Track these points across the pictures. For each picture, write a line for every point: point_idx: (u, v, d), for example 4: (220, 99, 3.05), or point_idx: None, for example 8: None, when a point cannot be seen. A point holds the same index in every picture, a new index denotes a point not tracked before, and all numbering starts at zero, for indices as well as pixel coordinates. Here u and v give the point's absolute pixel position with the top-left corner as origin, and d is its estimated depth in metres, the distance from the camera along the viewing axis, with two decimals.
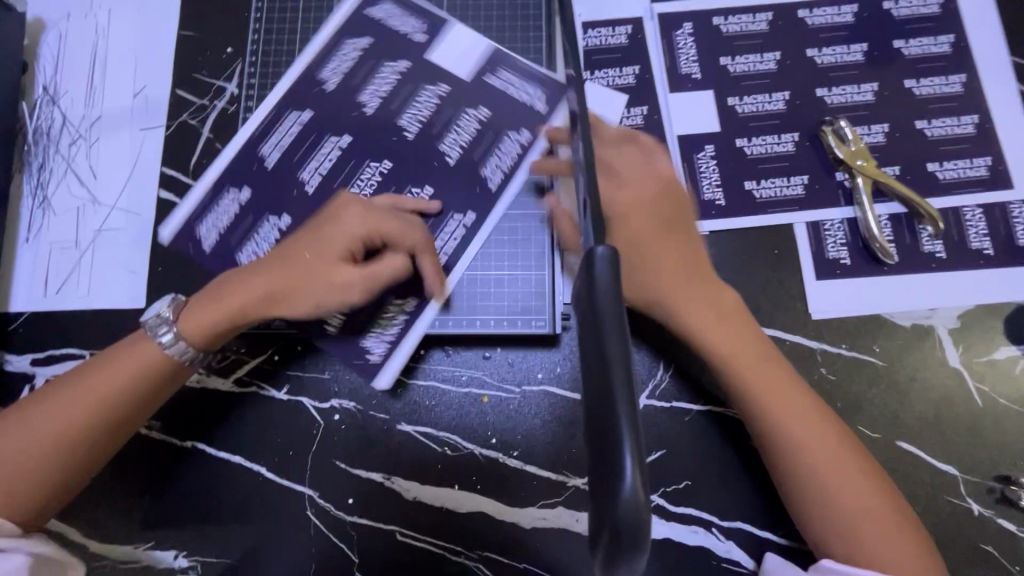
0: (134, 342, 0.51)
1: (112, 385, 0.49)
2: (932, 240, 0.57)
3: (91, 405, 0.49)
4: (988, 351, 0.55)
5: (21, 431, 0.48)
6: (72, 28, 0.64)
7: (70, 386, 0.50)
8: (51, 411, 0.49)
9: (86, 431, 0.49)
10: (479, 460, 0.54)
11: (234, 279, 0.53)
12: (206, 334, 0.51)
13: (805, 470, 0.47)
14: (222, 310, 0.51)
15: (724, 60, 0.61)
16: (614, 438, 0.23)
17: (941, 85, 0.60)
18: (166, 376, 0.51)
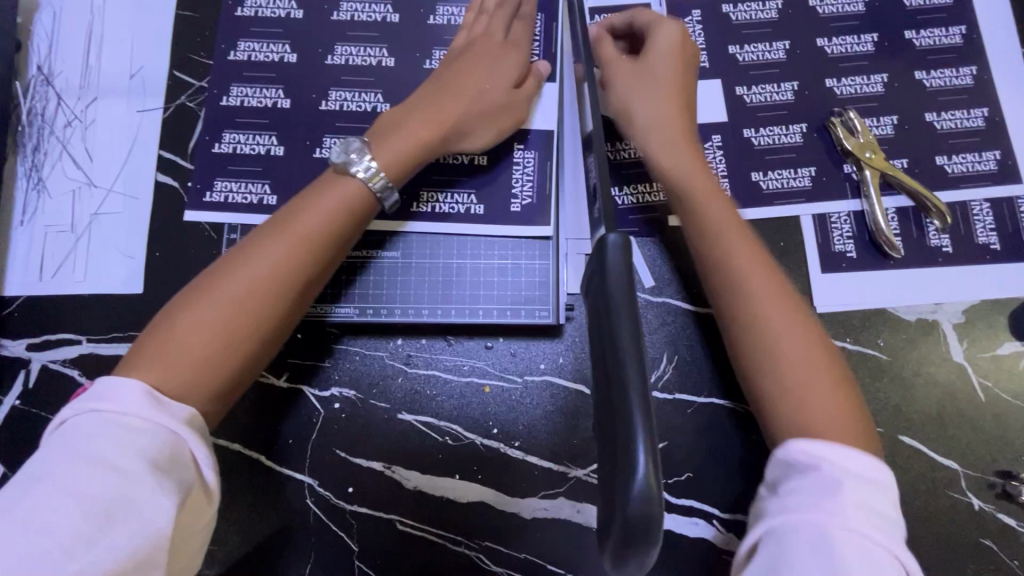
0: (276, 230, 0.46)
1: (292, 247, 0.45)
2: (939, 234, 0.57)
3: (282, 273, 0.44)
4: (992, 347, 0.55)
5: (197, 332, 0.42)
6: (66, 5, 0.62)
7: (234, 261, 0.45)
8: (228, 282, 0.43)
9: (277, 304, 0.44)
10: (480, 450, 0.54)
11: (412, 109, 0.52)
12: (409, 149, 0.50)
13: (745, 297, 0.44)
14: (418, 137, 0.51)
15: (733, 48, 0.60)
16: (626, 429, 0.23)
17: (952, 77, 0.60)
18: (357, 222, 0.49)
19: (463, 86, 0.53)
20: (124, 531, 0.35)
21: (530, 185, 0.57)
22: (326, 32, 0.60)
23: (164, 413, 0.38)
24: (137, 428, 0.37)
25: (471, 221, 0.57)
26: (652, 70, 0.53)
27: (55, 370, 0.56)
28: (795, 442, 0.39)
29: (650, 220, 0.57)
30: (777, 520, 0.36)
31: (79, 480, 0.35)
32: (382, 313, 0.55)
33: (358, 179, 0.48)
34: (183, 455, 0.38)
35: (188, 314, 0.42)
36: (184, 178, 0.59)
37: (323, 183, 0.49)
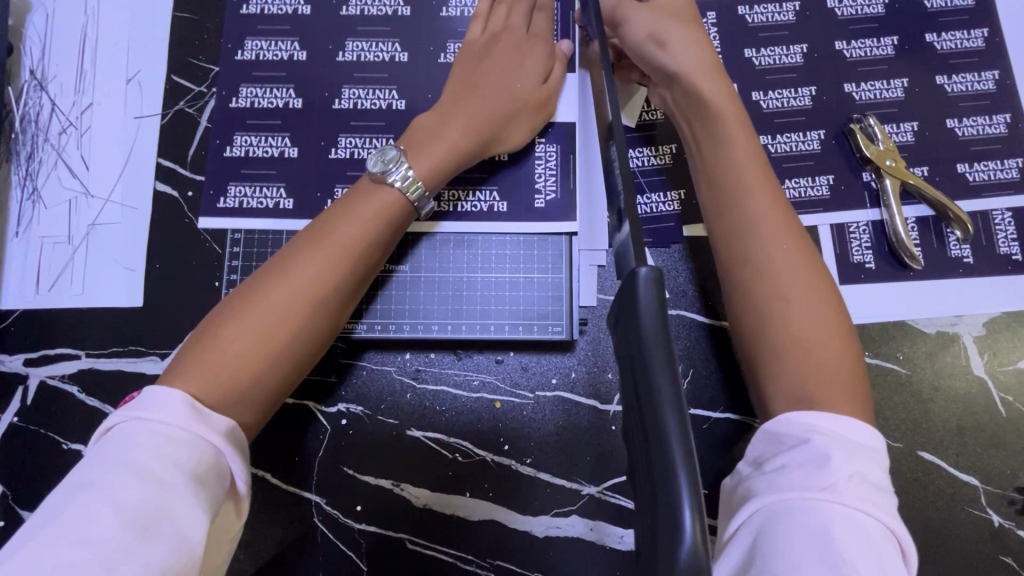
0: (311, 240, 0.45)
1: (332, 258, 0.45)
2: (960, 245, 0.55)
3: (323, 284, 0.44)
4: (1014, 360, 0.54)
5: (239, 346, 0.41)
6: (58, 6, 0.60)
7: (275, 271, 0.44)
8: (269, 293, 0.43)
9: (318, 315, 0.44)
10: (491, 467, 0.53)
11: (445, 116, 0.51)
12: (443, 150, 0.49)
13: (772, 291, 0.43)
14: (455, 144, 0.50)
15: (749, 52, 0.59)
16: (668, 478, 0.23)
17: (974, 82, 0.58)
18: (396, 232, 0.48)
19: (497, 89, 0.52)
20: (160, 543, 0.33)
21: (554, 180, 0.56)
22: (332, 31, 0.58)
23: (205, 425, 0.38)
24: (180, 439, 0.36)
25: (495, 219, 0.55)
26: (675, 22, 0.50)
27: (54, 387, 0.54)
28: (790, 416, 0.39)
29: (664, 230, 0.56)
30: (763, 496, 0.37)
31: (118, 489, 0.33)
32: (389, 326, 0.54)
33: (395, 189, 0.47)
34: (220, 467, 0.37)
35: (230, 324, 0.42)
36: (183, 187, 0.57)
37: (361, 192, 0.48)
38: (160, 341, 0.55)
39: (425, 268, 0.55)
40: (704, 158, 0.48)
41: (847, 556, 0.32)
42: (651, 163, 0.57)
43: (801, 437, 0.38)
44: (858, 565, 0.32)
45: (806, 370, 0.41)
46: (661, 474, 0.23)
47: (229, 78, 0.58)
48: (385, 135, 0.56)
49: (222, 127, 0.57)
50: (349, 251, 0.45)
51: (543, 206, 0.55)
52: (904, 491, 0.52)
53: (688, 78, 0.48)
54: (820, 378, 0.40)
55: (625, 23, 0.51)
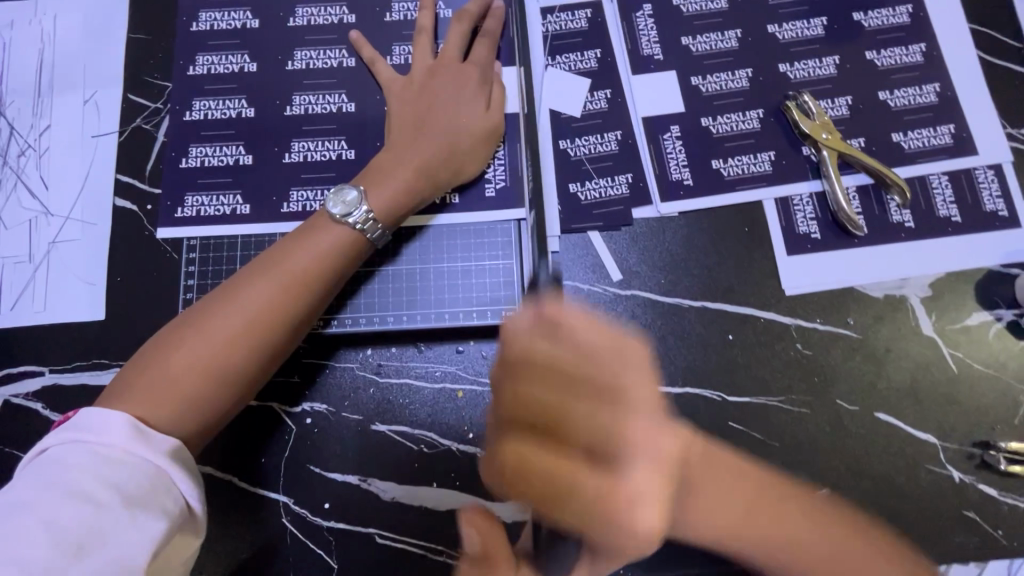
0: (260, 270, 0.48)
1: (279, 289, 0.47)
2: (900, 210, 0.57)
3: (268, 313, 0.47)
4: (961, 318, 0.55)
5: (187, 369, 0.44)
6: (16, 36, 0.61)
7: (222, 298, 0.47)
8: (218, 320, 0.46)
9: (263, 342, 0.47)
10: (457, 456, 0.53)
11: (399, 157, 0.53)
12: (401, 197, 0.52)
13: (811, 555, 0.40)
14: (412, 186, 0.53)
15: (685, 40, 0.61)
16: None
17: (902, 55, 0.60)
18: (346, 266, 0.51)
19: (446, 123, 0.55)
20: (96, 564, 0.35)
21: (503, 169, 0.57)
22: (281, 41, 0.60)
23: (148, 448, 0.40)
24: (120, 462, 0.38)
25: (448, 211, 0.57)
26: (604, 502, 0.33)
27: (18, 404, 0.54)
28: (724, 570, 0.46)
29: (613, 214, 0.57)
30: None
31: (52, 508, 0.36)
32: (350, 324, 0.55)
33: (350, 226, 0.50)
34: (164, 486, 0.39)
35: (181, 350, 0.45)
36: (141, 201, 0.58)
37: (313, 227, 0.51)
38: (123, 352, 0.55)
39: (380, 266, 0.56)
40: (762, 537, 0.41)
41: None
42: (598, 149, 0.58)
43: None
44: None
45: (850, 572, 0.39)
46: None
47: (183, 92, 0.59)
48: (336, 137, 0.58)
49: (178, 140, 0.59)
50: (293, 283, 0.48)
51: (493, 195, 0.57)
52: (865, 455, 0.53)
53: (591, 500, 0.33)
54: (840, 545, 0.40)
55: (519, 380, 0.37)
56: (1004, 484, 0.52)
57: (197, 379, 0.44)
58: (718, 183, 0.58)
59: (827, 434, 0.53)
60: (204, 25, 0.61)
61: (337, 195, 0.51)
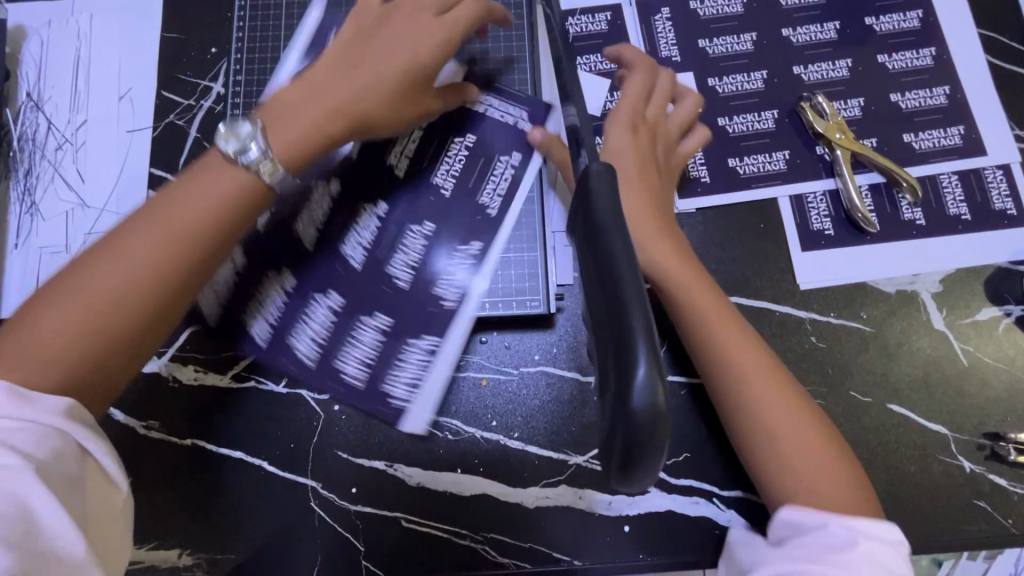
0: (144, 219, 0.42)
1: (161, 240, 0.42)
2: (912, 208, 0.59)
3: (152, 270, 0.41)
4: (971, 313, 0.57)
5: (56, 331, 0.39)
6: (53, 34, 0.63)
7: (98, 250, 0.42)
8: (94, 276, 0.40)
9: (139, 302, 0.41)
10: (481, 443, 0.55)
11: (313, 93, 0.48)
12: (303, 144, 0.46)
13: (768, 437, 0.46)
14: (321, 129, 0.47)
15: (702, 42, 0.63)
16: (628, 343, 0.23)
17: (913, 59, 0.62)
18: (242, 216, 0.44)
19: (385, 69, 0.49)
20: (16, 534, 0.34)
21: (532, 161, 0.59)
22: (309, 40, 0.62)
23: (36, 408, 0.37)
24: (6, 427, 0.36)
25: (473, 202, 0.58)
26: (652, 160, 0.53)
27: None
28: (785, 509, 0.44)
29: None
30: (765, 562, 0.42)
31: None
32: (332, 338, 0.55)
33: (242, 168, 0.44)
34: (62, 444, 0.37)
35: (51, 310, 0.40)
36: None
37: (204, 171, 0.44)
38: None
39: (359, 269, 0.56)
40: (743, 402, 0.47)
41: None
42: None
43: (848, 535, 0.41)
44: None
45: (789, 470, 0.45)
46: (621, 340, 0.23)
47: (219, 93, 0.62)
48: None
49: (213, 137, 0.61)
50: (176, 235, 0.42)
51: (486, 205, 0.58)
52: (877, 445, 0.54)
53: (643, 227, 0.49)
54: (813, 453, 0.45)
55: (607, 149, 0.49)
56: (1014, 475, 0.53)
57: (68, 343, 0.39)
58: (735, 180, 0.59)
59: (841, 425, 0.55)
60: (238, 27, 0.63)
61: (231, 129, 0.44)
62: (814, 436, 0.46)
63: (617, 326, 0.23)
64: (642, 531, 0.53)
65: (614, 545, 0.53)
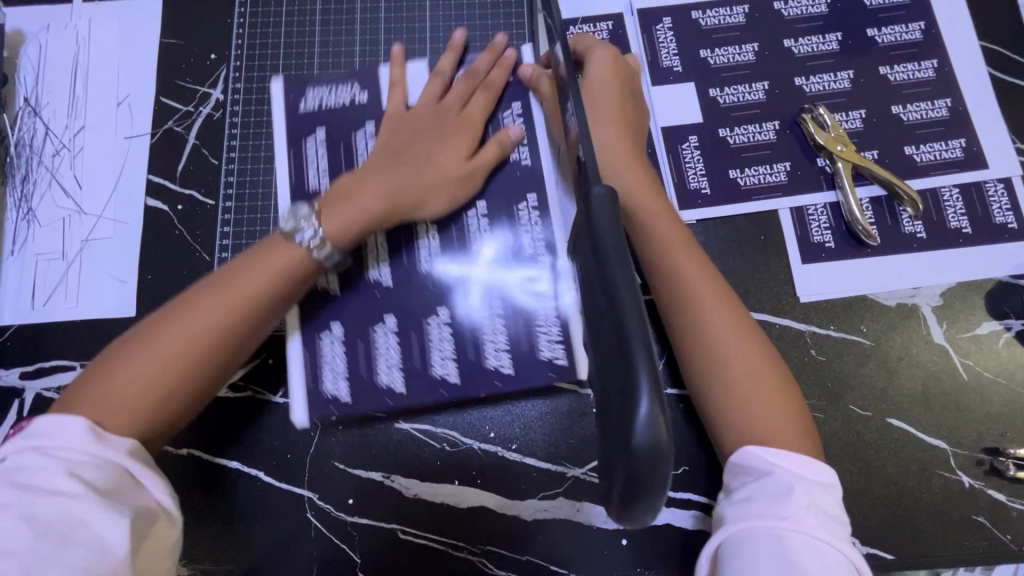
0: (214, 286, 0.46)
1: (229, 306, 0.45)
2: (913, 221, 0.58)
3: (218, 331, 0.45)
4: (971, 327, 0.56)
5: (128, 384, 0.42)
6: (51, 38, 0.63)
7: (171, 313, 0.45)
8: (164, 335, 0.44)
9: (207, 363, 0.44)
10: (478, 455, 0.54)
11: (364, 182, 0.52)
12: (350, 228, 0.50)
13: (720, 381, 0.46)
14: (369, 212, 0.51)
15: (704, 52, 0.63)
16: (630, 371, 0.24)
17: (915, 71, 0.62)
18: (301, 283, 0.48)
19: (428, 158, 0.54)
20: (78, 550, 0.36)
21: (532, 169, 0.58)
22: None
23: (107, 446, 0.40)
24: (79, 461, 0.38)
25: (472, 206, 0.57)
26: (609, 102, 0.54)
27: (50, 398, 0.56)
28: (748, 449, 0.43)
29: None
30: (728, 525, 0.41)
31: (26, 505, 0.36)
32: (360, 359, 0.55)
33: (301, 245, 0.48)
34: (127, 477, 0.40)
35: (124, 367, 0.43)
36: (172, 201, 0.59)
37: (268, 244, 0.49)
38: None
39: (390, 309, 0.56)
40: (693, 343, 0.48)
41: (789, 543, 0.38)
42: None
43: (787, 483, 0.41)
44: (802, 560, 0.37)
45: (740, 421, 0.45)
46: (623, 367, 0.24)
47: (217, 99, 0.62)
48: (365, 122, 0.58)
49: (212, 144, 0.61)
50: (240, 300, 0.46)
51: (524, 230, 0.57)
52: (876, 459, 0.54)
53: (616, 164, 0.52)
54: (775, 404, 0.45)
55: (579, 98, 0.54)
56: (1013, 490, 0.53)
57: (136, 399, 0.42)
58: (736, 191, 0.59)
59: (840, 439, 0.54)
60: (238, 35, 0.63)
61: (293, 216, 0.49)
62: (766, 384, 0.46)
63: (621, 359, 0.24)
64: (640, 545, 0.53)
65: (612, 559, 0.52)
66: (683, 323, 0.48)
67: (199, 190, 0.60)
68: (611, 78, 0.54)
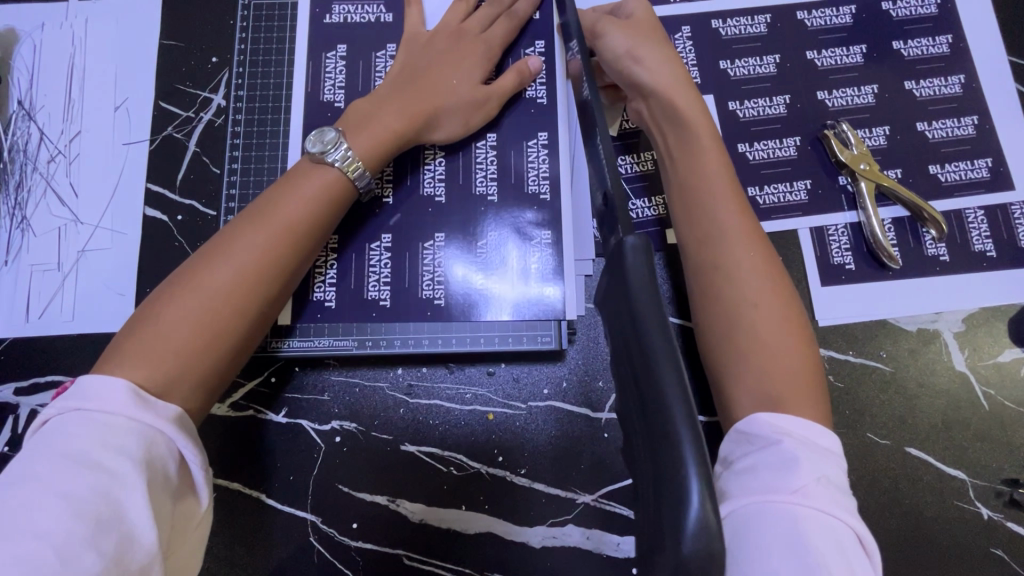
0: (248, 222, 0.45)
1: (270, 239, 0.44)
2: (936, 243, 0.57)
3: (262, 263, 0.44)
4: (994, 354, 0.55)
5: (181, 323, 0.41)
6: (46, 38, 0.60)
7: (209, 254, 0.43)
8: (209, 273, 0.42)
9: (257, 295, 0.43)
10: (486, 479, 0.53)
11: (381, 100, 0.52)
12: (378, 148, 0.50)
13: (741, 320, 0.45)
14: (391, 130, 0.51)
15: (724, 63, 0.60)
16: (673, 452, 0.22)
17: (941, 86, 0.60)
18: (336, 213, 0.48)
19: (444, 80, 0.53)
20: (113, 532, 0.33)
21: (546, 181, 0.56)
22: (313, 46, 0.59)
23: (148, 412, 0.37)
24: (121, 426, 0.36)
25: (483, 221, 0.56)
26: (649, 42, 0.53)
27: None
28: (760, 416, 0.41)
29: (652, 237, 0.57)
30: (738, 496, 0.38)
31: (63, 479, 0.33)
32: (356, 285, 0.55)
33: (334, 166, 0.48)
34: (166, 453, 0.37)
35: (172, 309, 0.41)
36: (173, 211, 0.57)
37: (296, 176, 0.48)
38: None
39: (389, 306, 0.55)
40: (717, 274, 0.46)
41: (801, 521, 0.35)
42: (635, 169, 0.58)
43: (791, 452, 0.38)
44: (814, 538, 0.35)
45: (754, 364, 0.43)
46: (667, 449, 0.23)
47: (218, 104, 0.59)
48: (386, 44, 0.59)
49: (214, 151, 0.59)
50: (282, 231, 0.45)
51: (530, 233, 0.55)
52: (894, 488, 0.53)
53: (665, 90, 0.51)
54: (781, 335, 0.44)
55: (602, 39, 0.54)
56: None
57: (192, 334, 0.41)
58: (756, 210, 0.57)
59: (857, 468, 0.53)
60: (240, 34, 0.60)
61: (318, 136, 0.49)
62: (794, 336, 0.44)
63: (665, 440, 0.23)
64: None
65: None
66: (698, 229, 0.48)
67: (199, 199, 0.58)
68: (648, 20, 0.54)
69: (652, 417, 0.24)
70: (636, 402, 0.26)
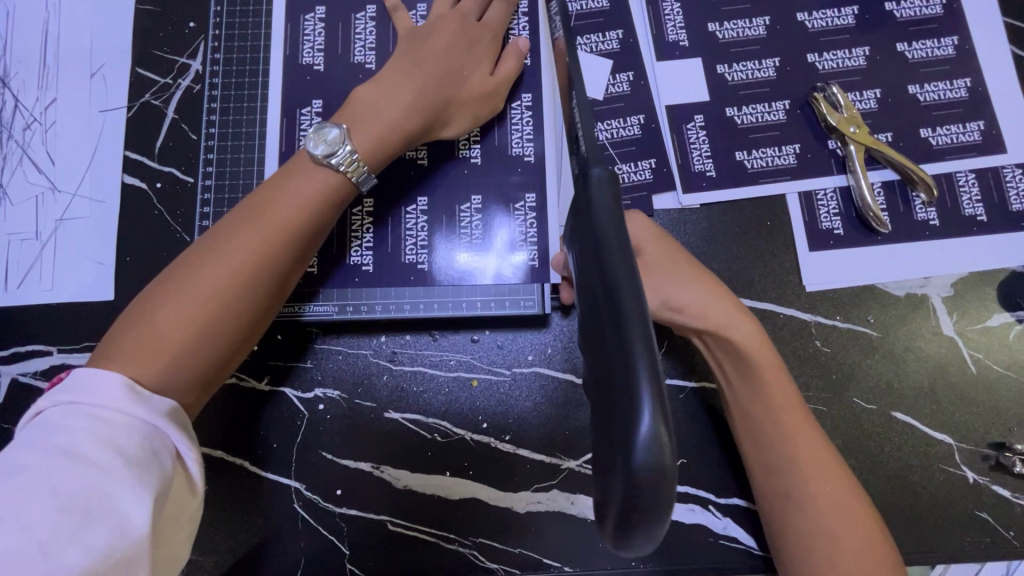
0: (246, 217, 0.43)
1: (269, 236, 0.42)
2: (925, 208, 0.56)
3: (260, 262, 0.41)
4: (982, 319, 0.55)
5: (177, 323, 0.39)
6: (19, 4, 0.59)
7: (205, 250, 0.41)
8: (205, 272, 0.40)
9: (255, 295, 0.41)
10: (470, 445, 0.53)
11: (386, 89, 0.48)
12: (385, 151, 0.48)
13: (807, 510, 0.44)
14: (398, 124, 0.48)
15: (712, 26, 0.59)
16: (628, 377, 0.22)
17: (934, 48, 0.59)
18: (336, 210, 0.46)
19: (451, 67, 0.50)
20: (102, 528, 0.32)
21: (530, 144, 0.56)
22: (293, 10, 0.58)
23: (145, 408, 0.36)
24: (115, 421, 0.34)
25: (467, 186, 0.55)
26: (672, 279, 0.47)
27: (24, 384, 0.54)
28: None
29: (636, 203, 0.56)
30: None
31: (52, 471, 0.32)
32: (338, 251, 0.54)
33: (333, 168, 0.45)
34: (162, 447, 0.35)
35: (166, 308, 0.39)
36: (151, 178, 0.57)
37: (296, 168, 0.45)
38: None
39: (371, 271, 0.54)
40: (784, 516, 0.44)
41: None
42: (620, 134, 0.57)
43: None
44: None
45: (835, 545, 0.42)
46: (622, 373, 0.22)
47: (195, 70, 0.58)
48: (366, 4, 0.58)
49: (192, 119, 0.58)
50: (280, 229, 0.42)
51: (513, 199, 0.55)
52: (879, 452, 0.52)
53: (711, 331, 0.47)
54: (835, 521, 0.43)
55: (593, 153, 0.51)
56: (1017, 486, 0.52)
57: (187, 334, 0.39)
58: (741, 175, 0.57)
59: (843, 432, 0.53)
60: None
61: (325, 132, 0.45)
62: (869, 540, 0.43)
63: (621, 372, 0.23)
64: None
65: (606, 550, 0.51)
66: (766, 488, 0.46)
67: (178, 167, 0.57)
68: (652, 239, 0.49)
69: (610, 346, 0.24)
70: (598, 336, 0.26)
